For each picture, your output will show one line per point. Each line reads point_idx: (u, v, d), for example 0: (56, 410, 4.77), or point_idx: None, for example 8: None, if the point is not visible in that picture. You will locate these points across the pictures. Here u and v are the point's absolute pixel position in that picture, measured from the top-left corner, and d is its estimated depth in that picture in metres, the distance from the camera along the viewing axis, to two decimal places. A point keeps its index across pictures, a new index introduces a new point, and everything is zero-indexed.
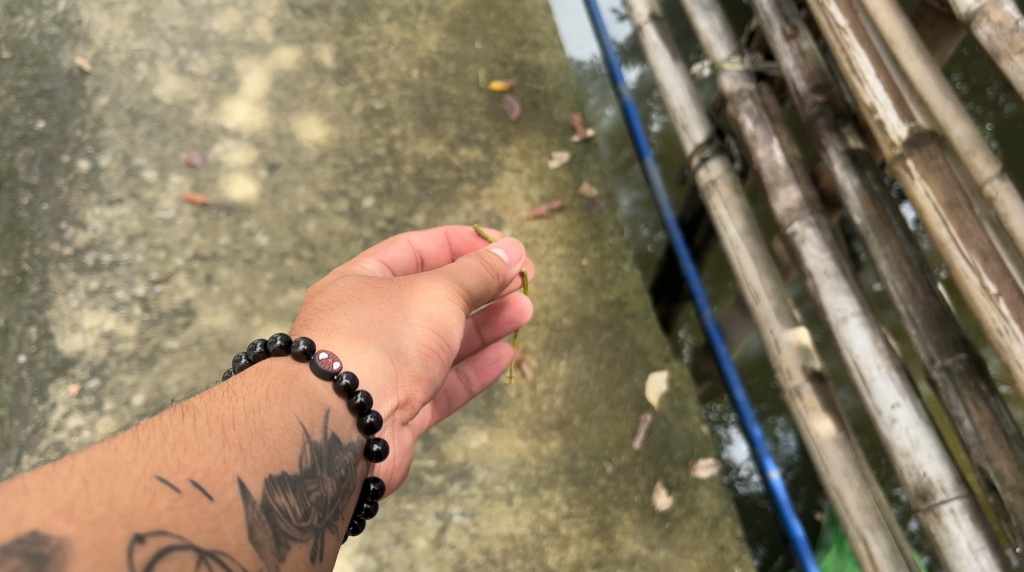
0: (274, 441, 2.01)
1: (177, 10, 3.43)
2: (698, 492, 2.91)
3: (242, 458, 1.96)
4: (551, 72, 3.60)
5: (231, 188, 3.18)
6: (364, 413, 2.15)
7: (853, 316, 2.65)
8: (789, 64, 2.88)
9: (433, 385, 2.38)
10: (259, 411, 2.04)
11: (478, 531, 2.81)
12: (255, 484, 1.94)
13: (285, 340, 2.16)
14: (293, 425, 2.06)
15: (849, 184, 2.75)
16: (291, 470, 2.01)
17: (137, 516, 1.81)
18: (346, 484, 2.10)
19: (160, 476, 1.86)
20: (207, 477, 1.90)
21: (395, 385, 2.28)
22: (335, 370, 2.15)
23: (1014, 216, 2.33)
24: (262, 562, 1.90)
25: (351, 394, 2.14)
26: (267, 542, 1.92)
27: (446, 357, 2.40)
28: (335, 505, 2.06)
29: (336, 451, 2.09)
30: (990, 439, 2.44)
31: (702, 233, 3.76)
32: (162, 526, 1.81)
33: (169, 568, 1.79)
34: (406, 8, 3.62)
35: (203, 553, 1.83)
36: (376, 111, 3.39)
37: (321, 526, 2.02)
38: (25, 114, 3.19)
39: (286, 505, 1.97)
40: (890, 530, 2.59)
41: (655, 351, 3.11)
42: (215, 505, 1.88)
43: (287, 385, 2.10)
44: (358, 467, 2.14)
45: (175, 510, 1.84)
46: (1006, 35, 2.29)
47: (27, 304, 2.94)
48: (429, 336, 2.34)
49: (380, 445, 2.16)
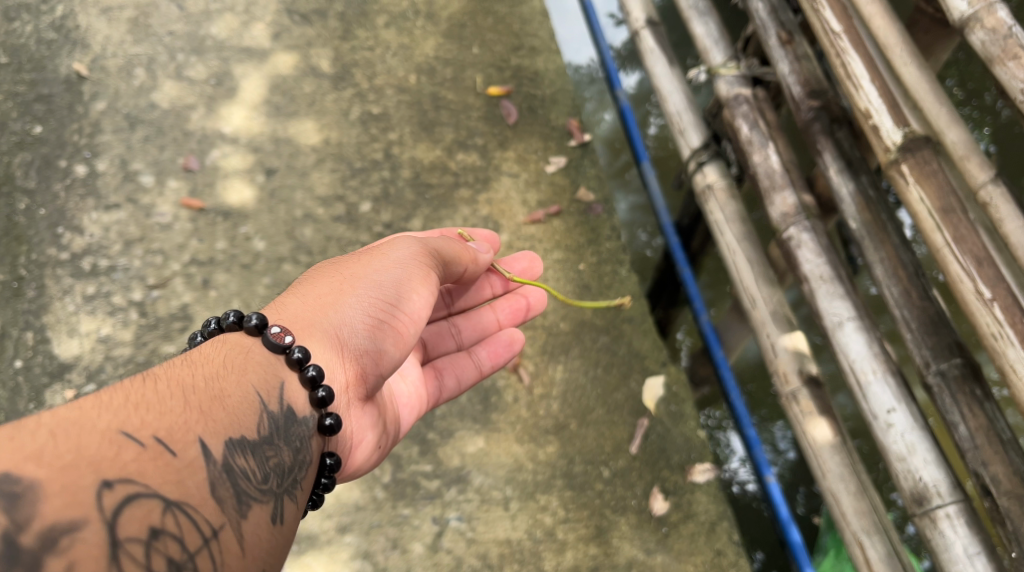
0: (233, 406, 2.02)
1: (175, 15, 3.44)
2: (695, 497, 2.91)
3: (204, 419, 1.96)
4: (548, 77, 3.60)
5: (228, 193, 3.18)
6: (316, 387, 2.13)
7: (849, 320, 2.65)
8: (784, 69, 2.88)
9: (390, 361, 2.31)
10: (218, 377, 2.04)
11: (474, 536, 2.81)
12: (217, 444, 1.95)
13: (238, 316, 2.17)
14: (251, 393, 2.05)
15: (844, 189, 2.75)
16: (251, 435, 2.02)
17: (105, 465, 1.81)
18: (303, 455, 2.10)
19: (126, 430, 1.87)
20: (171, 435, 1.91)
21: (341, 359, 2.24)
22: (286, 344, 2.14)
23: (1008, 222, 2.34)
24: (225, 518, 1.90)
25: (302, 367, 2.13)
26: (229, 499, 1.92)
27: (403, 333, 2.32)
28: (294, 474, 2.06)
29: (293, 422, 2.09)
30: (985, 444, 2.43)
31: (699, 237, 3.77)
32: (129, 476, 1.82)
33: (136, 515, 1.79)
34: (404, 12, 3.62)
35: (169, 503, 1.84)
36: (373, 115, 3.39)
37: (280, 492, 2.02)
38: (22, 120, 3.21)
39: (246, 467, 1.98)
40: (886, 535, 2.58)
41: (652, 355, 3.11)
42: (179, 461, 1.89)
43: (242, 356, 2.10)
44: (314, 441, 2.13)
45: (142, 462, 1.84)
46: (999, 41, 2.29)
47: (24, 309, 2.95)
48: (376, 307, 2.28)
49: (332, 419, 2.14)
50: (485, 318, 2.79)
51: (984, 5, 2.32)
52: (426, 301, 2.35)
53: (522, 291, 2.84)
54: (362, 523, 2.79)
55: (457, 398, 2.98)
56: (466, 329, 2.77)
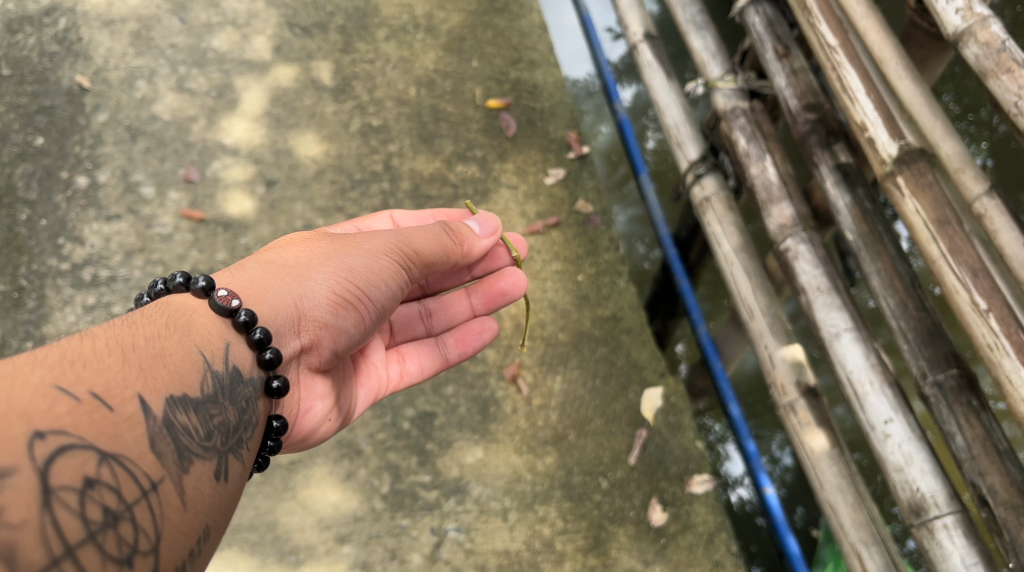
0: (174, 365, 2.06)
1: (177, 28, 3.46)
2: (693, 508, 2.91)
3: (143, 376, 1.99)
4: (547, 89, 3.62)
5: (229, 205, 3.19)
6: (263, 349, 2.22)
7: (846, 331, 2.66)
8: (782, 82, 2.90)
9: (344, 339, 2.41)
10: (159, 338, 2.08)
11: (473, 547, 2.81)
12: (156, 401, 1.98)
13: (186, 278, 2.27)
14: (194, 353, 2.11)
15: (841, 202, 2.77)
16: (193, 393, 2.06)
17: (37, 416, 1.83)
18: (246, 416, 2.17)
19: (59, 385, 1.89)
20: (108, 390, 1.93)
21: (300, 327, 2.33)
22: (234, 308, 2.21)
23: (1003, 233, 2.34)
24: (164, 470, 1.94)
25: (249, 330, 2.21)
26: (169, 453, 1.96)
27: (360, 315, 2.42)
28: (238, 433, 2.13)
29: (238, 383, 2.16)
30: (982, 455, 2.44)
31: (697, 248, 3.79)
32: (62, 427, 1.84)
33: (69, 464, 1.82)
34: (404, 26, 3.64)
35: (105, 455, 1.86)
36: (373, 128, 3.41)
37: (224, 450, 2.08)
38: (25, 131, 3.23)
39: (188, 424, 2.02)
40: (885, 546, 2.59)
41: (650, 366, 3.12)
42: (115, 415, 1.91)
43: (186, 318, 2.16)
44: (259, 402, 2.22)
45: (76, 415, 1.87)
46: (993, 55, 2.31)
47: (24, 319, 2.97)
48: (341, 286, 2.38)
49: (280, 382, 2.24)
50: (457, 305, 2.83)
51: (978, 20, 2.34)
52: (390, 288, 2.45)
53: (496, 275, 2.80)
54: (361, 534, 2.80)
55: (456, 409, 2.99)
56: (437, 314, 2.82)
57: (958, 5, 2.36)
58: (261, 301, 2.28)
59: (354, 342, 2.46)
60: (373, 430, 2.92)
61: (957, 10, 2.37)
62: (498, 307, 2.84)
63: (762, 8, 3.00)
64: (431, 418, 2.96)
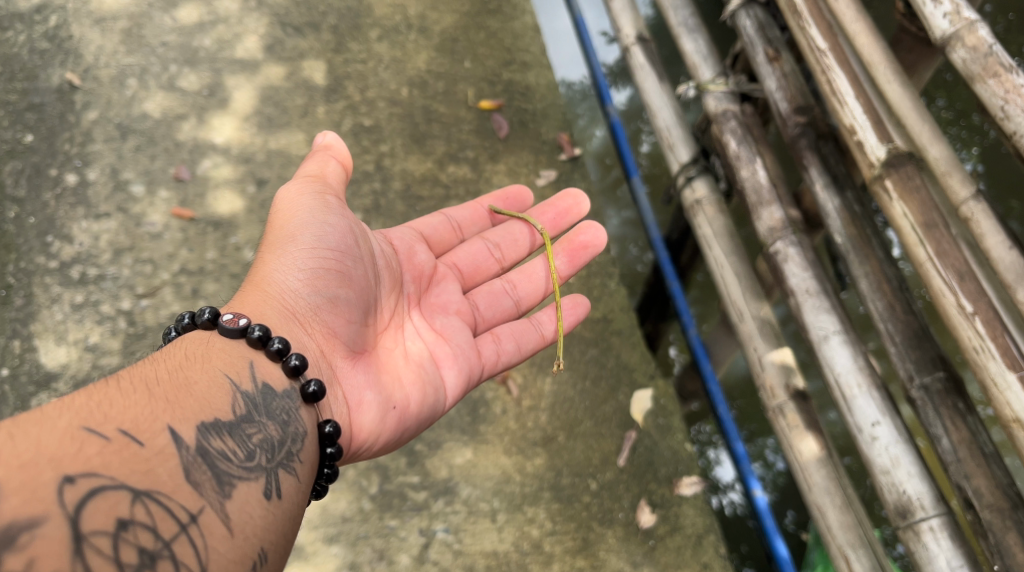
0: (201, 393, 2.09)
1: (169, 26, 3.44)
2: (681, 510, 2.92)
3: (170, 408, 2.03)
4: (540, 91, 3.67)
5: (219, 204, 3.18)
6: (286, 357, 2.23)
7: (835, 334, 2.66)
8: (772, 85, 2.91)
9: (345, 304, 2.41)
10: (183, 368, 2.11)
11: (461, 548, 2.80)
12: (187, 431, 2.02)
13: (192, 317, 2.28)
14: (220, 377, 2.14)
15: (830, 205, 2.78)
16: (225, 417, 2.09)
17: (67, 460, 1.87)
18: (292, 428, 2.18)
19: (88, 426, 1.93)
20: (136, 426, 1.97)
21: (304, 323, 2.35)
22: (244, 327, 2.23)
23: (989, 237, 2.34)
24: (204, 500, 1.97)
25: (266, 342, 2.23)
26: (207, 482, 1.99)
27: (342, 272, 2.42)
28: (285, 447, 2.14)
29: (272, 398, 2.18)
30: (968, 457, 2.44)
31: (689, 252, 3.81)
32: (92, 469, 1.88)
33: (101, 507, 1.85)
34: (397, 26, 3.65)
35: (137, 492, 1.89)
36: (365, 128, 3.41)
37: (271, 466, 2.10)
38: (14, 128, 3.21)
39: (224, 448, 2.05)
40: (872, 548, 2.59)
41: (641, 368, 3.13)
42: (146, 450, 1.95)
43: (205, 347, 2.19)
44: (303, 412, 2.22)
45: (105, 455, 1.90)
46: (980, 59, 2.32)
47: (12, 318, 2.95)
48: (304, 262, 2.38)
49: (315, 385, 2.23)
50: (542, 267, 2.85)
51: (966, 24, 2.34)
52: (340, 227, 2.45)
53: (575, 230, 2.90)
54: (349, 534, 2.77)
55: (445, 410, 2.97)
56: (521, 285, 2.82)
57: (946, 9, 2.37)
58: (256, 316, 2.29)
59: (361, 305, 2.46)
60: None
61: (945, 14, 2.37)
62: (583, 264, 2.89)
63: (753, 11, 3.00)
64: None
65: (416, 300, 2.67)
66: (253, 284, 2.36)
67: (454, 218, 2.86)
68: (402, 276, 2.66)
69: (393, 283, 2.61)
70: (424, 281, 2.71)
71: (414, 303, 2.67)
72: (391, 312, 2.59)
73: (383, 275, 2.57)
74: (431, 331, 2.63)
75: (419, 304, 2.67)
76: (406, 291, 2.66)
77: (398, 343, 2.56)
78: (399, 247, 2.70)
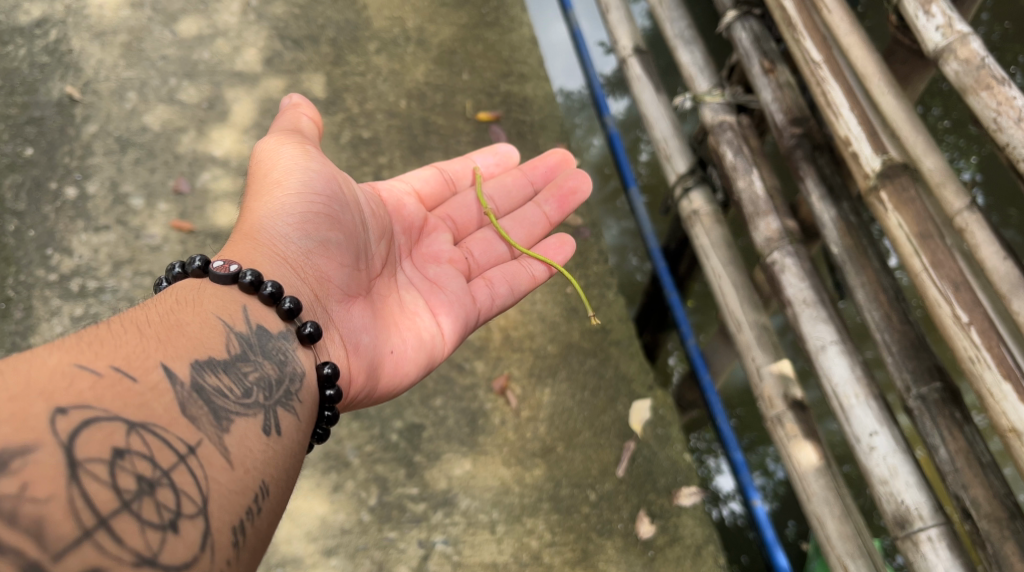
0: (194, 333, 2.10)
1: (168, 39, 3.46)
2: (681, 520, 2.92)
3: (162, 347, 2.04)
4: (537, 103, 3.68)
5: (218, 216, 3.19)
6: (280, 301, 2.25)
7: (832, 343, 2.66)
8: (768, 97, 2.90)
9: (336, 247, 2.45)
10: (175, 312, 2.12)
11: (460, 560, 2.80)
12: (181, 367, 2.02)
13: (184, 267, 2.30)
14: (213, 319, 2.15)
15: (826, 216, 2.78)
16: (220, 355, 2.10)
17: (58, 393, 1.87)
18: (290, 367, 2.20)
19: (78, 363, 1.92)
20: (129, 363, 1.97)
21: (297, 267, 2.37)
22: (235, 273, 2.24)
23: (984, 247, 2.34)
24: (201, 432, 1.97)
25: (259, 288, 2.24)
26: (203, 416, 1.99)
27: (330, 216, 2.45)
28: (283, 386, 2.16)
29: (267, 339, 2.20)
30: (965, 467, 2.44)
31: (686, 262, 3.80)
32: (84, 402, 1.87)
33: (95, 437, 1.84)
34: (395, 39, 3.66)
35: (132, 424, 1.89)
36: (364, 140, 3.42)
37: (269, 403, 2.11)
38: (14, 142, 3.22)
39: (219, 385, 2.05)
40: (871, 558, 2.59)
41: (639, 378, 3.13)
42: (139, 385, 1.95)
43: (197, 292, 2.20)
44: (300, 353, 2.25)
45: (97, 389, 1.90)
46: (973, 71, 2.33)
47: (11, 330, 2.95)
48: (292, 208, 2.41)
49: (311, 326, 2.26)
50: (533, 215, 2.93)
51: (958, 37, 2.36)
52: (323, 172, 2.49)
53: (563, 177, 2.97)
54: (348, 546, 2.77)
55: (444, 421, 2.97)
56: (514, 230, 2.88)
57: (938, 22, 2.38)
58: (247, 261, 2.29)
59: (352, 249, 2.49)
60: (360, 442, 2.89)
61: (937, 27, 2.38)
62: (572, 209, 2.96)
63: (749, 24, 3.01)
64: (419, 430, 2.94)
65: (407, 251, 2.72)
66: (241, 232, 2.37)
67: (448, 172, 2.91)
68: (393, 228, 2.70)
69: (383, 231, 2.64)
70: (415, 233, 2.76)
71: (406, 254, 2.71)
72: (383, 260, 2.62)
73: (371, 222, 2.60)
74: (425, 281, 2.68)
75: (411, 256, 2.72)
76: (397, 242, 2.70)
77: (391, 292, 2.60)
78: (388, 200, 2.73)
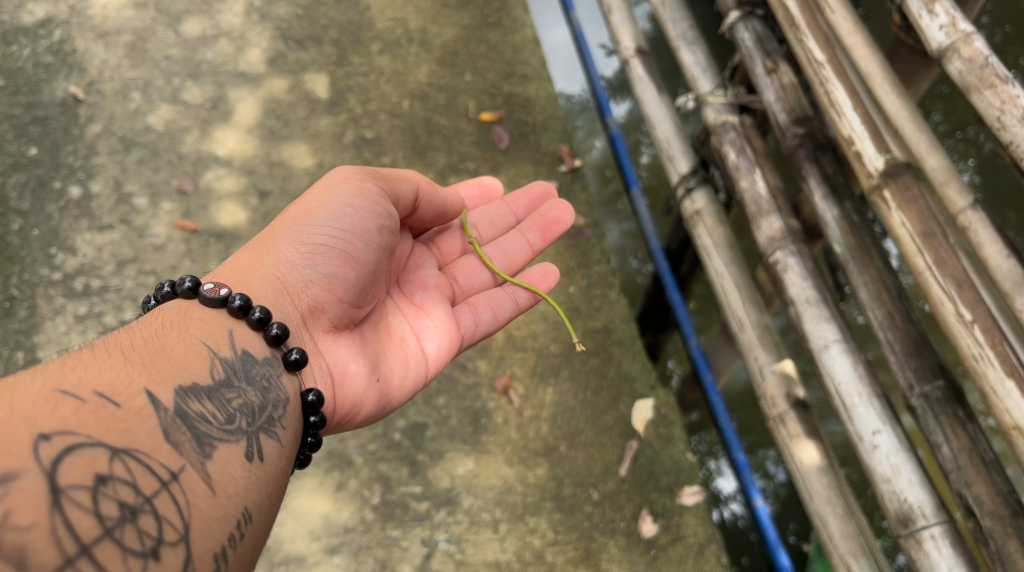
0: (177, 359, 2.10)
1: (172, 39, 3.46)
2: (683, 519, 2.93)
3: (146, 371, 2.04)
4: (539, 103, 3.69)
5: (222, 215, 3.20)
6: (267, 326, 2.25)
7: (834, 343, 2.67)
8: (771, 97, 2.93)
9: (341, 283, 2.42)
10: (160, 335, 2.13)
11: (463, 559, 2.80)
12: (165, 393, 2.03)
13: (173, 287, 2.29)
14: (197, 344, 2.15)
15: (829, 215, 2.79)
16: (203, 380, 2.11)
17: (41, 419, 1.88)
18: (273, 394, 2.21)
19: (62, 389, 1.93)
20: (112, 389, 1.98)
21: (292, 294, 2.38)
22: (224, 297, 2.24)
23: (987, 245, 2.35)
24: (183, 459, 1.98)
25: (247, 312, 2.24)
26: (186, 442, 2.00)
27: (346, 253, 2.43)
28: (266, 412, 2.17)
29: (251, 364, 2.20)
30: (968, 465, 2.45)
31: (688, 262, 3.82)
32: (68, 428, 1.88)
33: (79, 462, 1.86)
34: (398, 39, 3.68)
35: (115, 450, 1.90)
36: (367, 139, 3.44)
37: (251, 430, 2.12)
38: (18, 142, 3.23)
39: (202, 411, 2.06)
40: (873, 556, 2.60)
41: (641, 378, 3.14)
42: (123, 411, 1.96)
43: (183, 315, 2.20)
44: (284, 379, 2.25)
45: (80, 415, 1.91)
46: (976, 70, 2.34)
47: (15, 329, 2.96)
48: (310, 236, 2.42)
49: (297, 353, 2.26)
50: (517, 242, 2.92)
51: (961, 36, 2.37)
52: (362, 213, 2.46)
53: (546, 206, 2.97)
54: (351, 545, 2.78)
55: (447, 420, 2.98)
56: (498, 257, 2.87)
57: (942, 21, 2.39)
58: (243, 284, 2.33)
59: (359, 288, 2.46)
60: (364, 440, 2.90)
61: (941, 26, 2.39)
62: (556, 237, 2.96)
63: (752, 24, 3.02)
64: (422, 428, 2.95)
65: (395, 275, 2.69)
66: (256, 248, 2.41)
67: None
68: None
69: None
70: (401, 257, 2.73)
71: (394, 278, 2.68)
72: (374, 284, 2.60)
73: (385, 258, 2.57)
74: (411, 306, 2.66)
75: (399, 279, 2.70)
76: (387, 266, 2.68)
77: (381, 315, 2.60)
78: None
